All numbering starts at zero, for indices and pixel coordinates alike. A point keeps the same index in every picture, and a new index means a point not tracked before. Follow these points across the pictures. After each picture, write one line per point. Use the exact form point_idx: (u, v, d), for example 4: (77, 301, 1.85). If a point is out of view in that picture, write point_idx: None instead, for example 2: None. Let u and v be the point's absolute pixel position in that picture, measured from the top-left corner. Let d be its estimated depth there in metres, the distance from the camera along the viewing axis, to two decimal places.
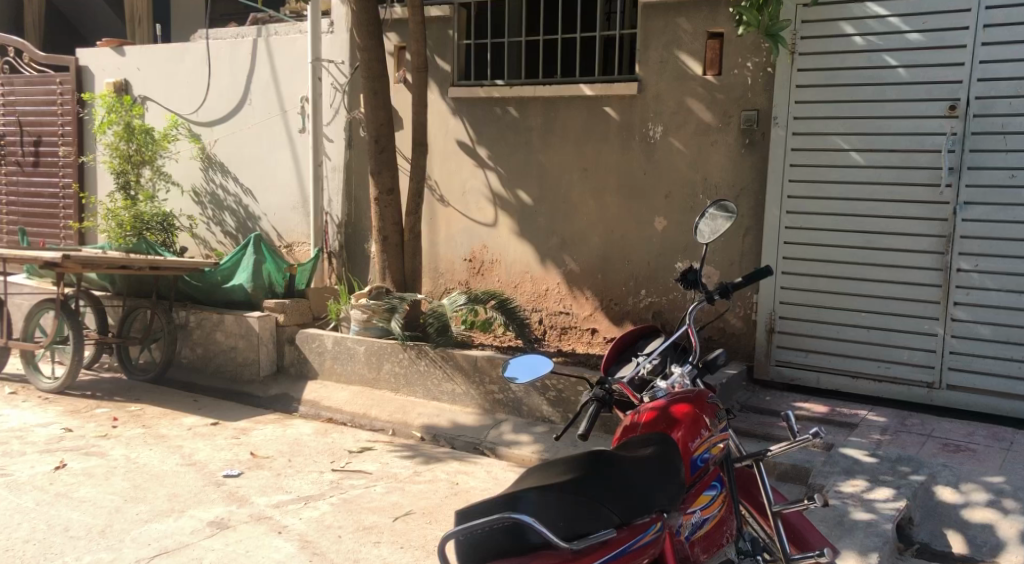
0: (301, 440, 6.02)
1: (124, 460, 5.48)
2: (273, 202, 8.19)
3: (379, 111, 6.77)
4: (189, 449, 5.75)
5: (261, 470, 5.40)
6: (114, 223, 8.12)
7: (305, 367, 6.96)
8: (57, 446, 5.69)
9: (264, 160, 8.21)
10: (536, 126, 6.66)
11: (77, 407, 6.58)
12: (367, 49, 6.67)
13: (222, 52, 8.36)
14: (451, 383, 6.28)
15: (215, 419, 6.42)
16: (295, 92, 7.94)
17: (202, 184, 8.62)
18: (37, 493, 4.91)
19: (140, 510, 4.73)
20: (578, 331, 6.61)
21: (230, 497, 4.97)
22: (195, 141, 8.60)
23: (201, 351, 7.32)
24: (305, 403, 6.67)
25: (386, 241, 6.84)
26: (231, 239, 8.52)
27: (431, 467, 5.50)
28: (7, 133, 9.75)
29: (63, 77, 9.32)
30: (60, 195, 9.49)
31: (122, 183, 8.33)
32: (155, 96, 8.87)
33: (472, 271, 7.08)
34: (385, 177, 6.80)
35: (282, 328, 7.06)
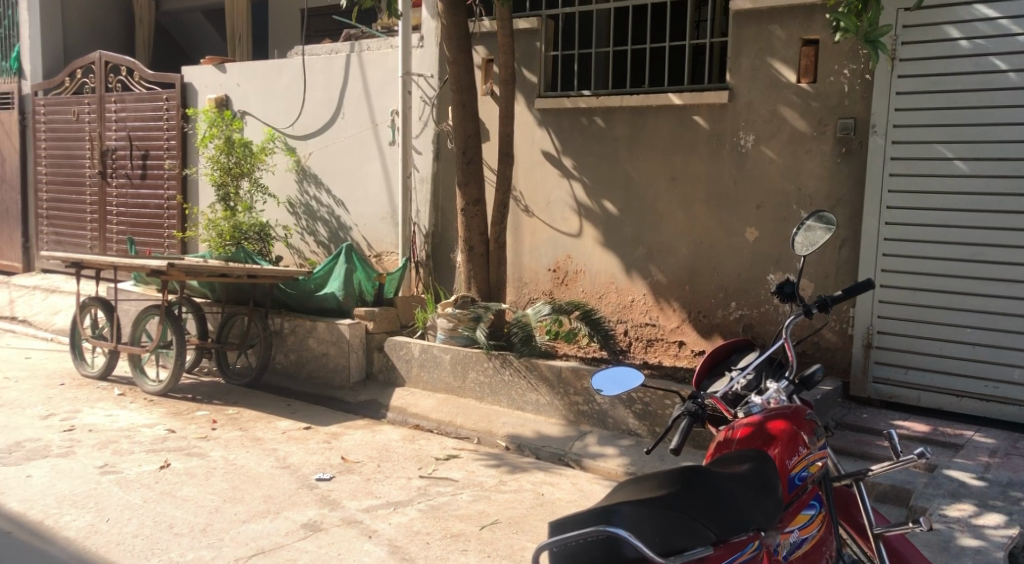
0: (389, 445, 6.13)
1: (223, 461, 5.67)
2: (363, 212, 8.38)
3: (467, 123, 6.86)
4: (284, 452, 5.91)
5: (352, 475, 5.52)
6: (215, 232, 8.45)
7: (393, 374, 7.10)
8: (161, 446, 5.93)
9: (355, 172, 8.41)
10: (622, 136, 6.64)
11: (179, 409, 6.84)
12: (457, 63, 6.77)
13: (316, 67, 8.60)
14: (535, 393, 6.31)
15: (307, 423, 6.58)
16: (386, 105, 8.12)
17: (297, 195, 8.85)
18: (143, 491, 5.12)
19: (239, 510, 4.89)
20: (664, 343, 6.55)
21: (322, 501, 5.09)
22: (290, 154, 8.86)
23: (294, 357, 7.54)
24: (393, 409, 6.78)
25: (472, 252, 6.91)
26: (324, 248, 8.73)
27: (517, 477, 5.52)
28: (119, 148, 10.24)
29: (170, 93, 9.73)
30: (165, 206, 9.89)
31: (222, 195, 8.56)
32: (253, 110, 9.18)
33: (556, 281, 7.09)
34: (472, 188, 6.88)
35: (371, 335, 7.25)
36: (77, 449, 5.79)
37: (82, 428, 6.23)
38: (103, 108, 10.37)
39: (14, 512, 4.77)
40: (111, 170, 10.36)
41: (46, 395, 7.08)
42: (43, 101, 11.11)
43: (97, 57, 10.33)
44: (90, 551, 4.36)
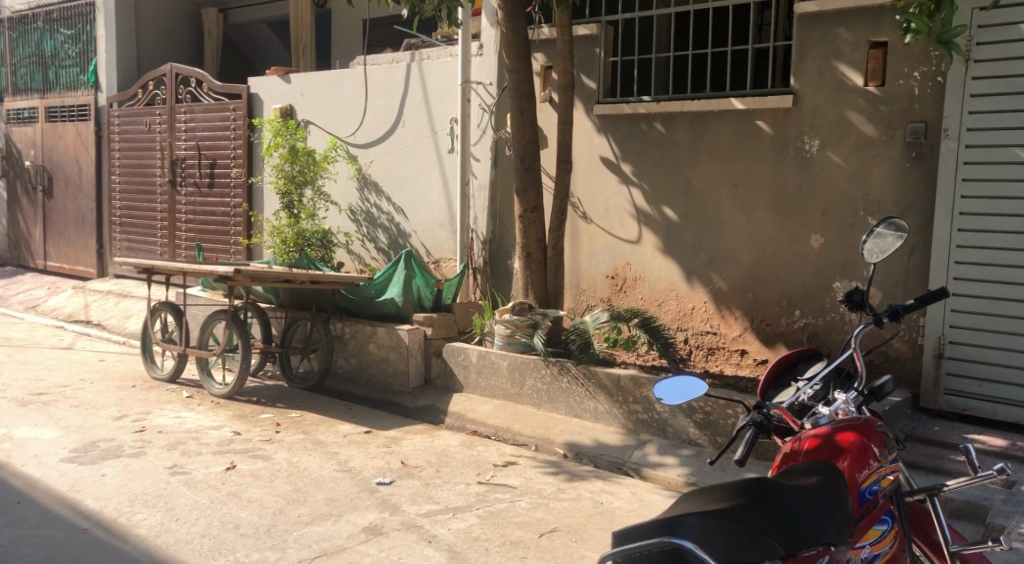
0: (448, 451, 6.16)
1: (287, 464, 5.76)
2: (423, 219, 8.45)
3: (526, 130, 6.87)
4: (345, 455, 5.99)
5: (412, 479, 5.56)
6: (279, 239, 8.61)
7: (451, 381, 7.14)
8: (228, 448, 6.04)
9: (415, 180, 8.48)
10: (683, 141, 6.58)
11: (244, 412, 6.96)
12: (516, 70, 6.79)
13: (378, 77, 8.71)
14: (593, 400, 6.28)
15: (367, 427, 6.65)
16: (446, 113, 8.18)
17: (359, 203, 8.95)
18: (210, 491, 5.23)
19: (302, 513, 4.96)
20: (725, 352, 6.47)
21: (382, 505, 5.13)
22: (352, 162, 8.98)
23: (355, 362, 7.64)
24: (451, 415, 6.82)
25: (529, 258, 6.92)
26: (384, 255, 8.82)
27: (576, 485, 5.50)
28: (188, 157, 10.50)
29: (237, 103, 9.94)
30: (231, 214, 10.09)
31: (286, 202, 8.71)
32: (316, 120, 9.32)
33: (615, 288, 7.06)
34: (530, 195, 6.88)
35: (430, 341, 7.30)
36: (148, 450, 5.94)
37: (153, 429, 6.39)
38: (173, 119, 10.65)
39: (88, 510, 4.91)
40: (180, 179, 10.62)
41: (119, 396, 7.29)
42: (117, 113, 11.46)
43: (169, 69, 10.62)
44: (160, 550, 4.46)
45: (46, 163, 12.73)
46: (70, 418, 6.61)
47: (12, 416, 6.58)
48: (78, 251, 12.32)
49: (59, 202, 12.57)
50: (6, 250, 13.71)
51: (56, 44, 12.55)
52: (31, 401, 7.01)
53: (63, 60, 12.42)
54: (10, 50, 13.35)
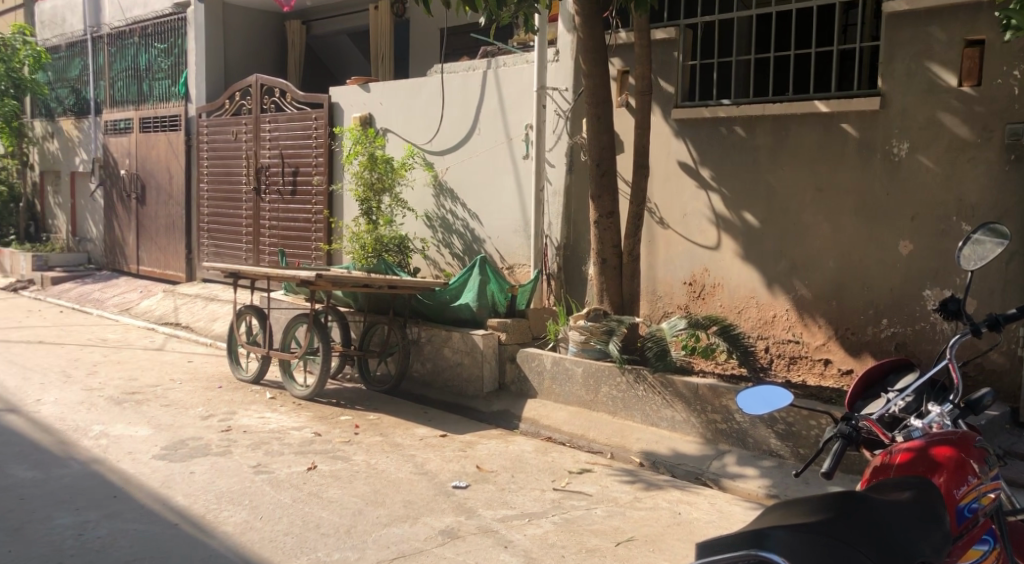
0: (523, 456, 6.16)
1: (365, 465, 5.83)
2: (498, 225, 8.46)
3: (602, 135, 6.83)
4: (422, 458, 6.03)
5: (487, 484, 5.56)
6: (358, 245, 8.74)
7: (526, 387, 7.13)
8: (309, 448, 6.15)
9: (490, 187, 8.52)
10: (765, 145, 6.45)
11: (324, 414, 7.07)
12: (593, 75, 6.76)
13: (454, 85, 8.78)
14: (670, 409, 6.20)
15: (442, 431, 6.69)
16: (522, 120, 8.20)
17: (435, 209, 9.03)
18: (292, 491, 5.32)
19: (381, 514, 5.01)
20: (809, 361, 6.32)
21: (458, 508, 5.15)
22: (429, 169, 9.05)
23: (430, 366, 7.70)
24: (526, 421, 6.82)
25: (605, 264, 6.88)
26: (459, 260, 8.87)
27: (653, 494, 5.43)
28: (272, 165, 10.76)
29: (318, 112, 10.15)
30: (312, 219, 10.29)
31: (365, 209, 8.84)
32: (394, 128, 9.44)
33: (693, 295, 6.96)
34: (606, 201, 6.85)
35: (504, 346, 7.32)
36: (233, 449, 6.08)
37: (238, 429, 6.54)
38: (258, 128, 10.93)
39: (178, 506, 5.04)
40: (264, 186, 10.89)
41: (205, 397, 7.48)
42: (206, 123, 11.82)
43: (255, 80, 10.92)
44: (246, 546, 4.55)
45: (140, 172, 13.20)
46: (161, 416, 6.81)
47: (107, 413, 6.81)
48: (168, 255, 12.74)
49: (151, 209, 13.02)
50: (101, 254, 14.26)
51: (150, 58, 13.02)
52: (125, 400, 7.25)
53: (156, 73, 12.88)
54: (108, 64, 13.89)
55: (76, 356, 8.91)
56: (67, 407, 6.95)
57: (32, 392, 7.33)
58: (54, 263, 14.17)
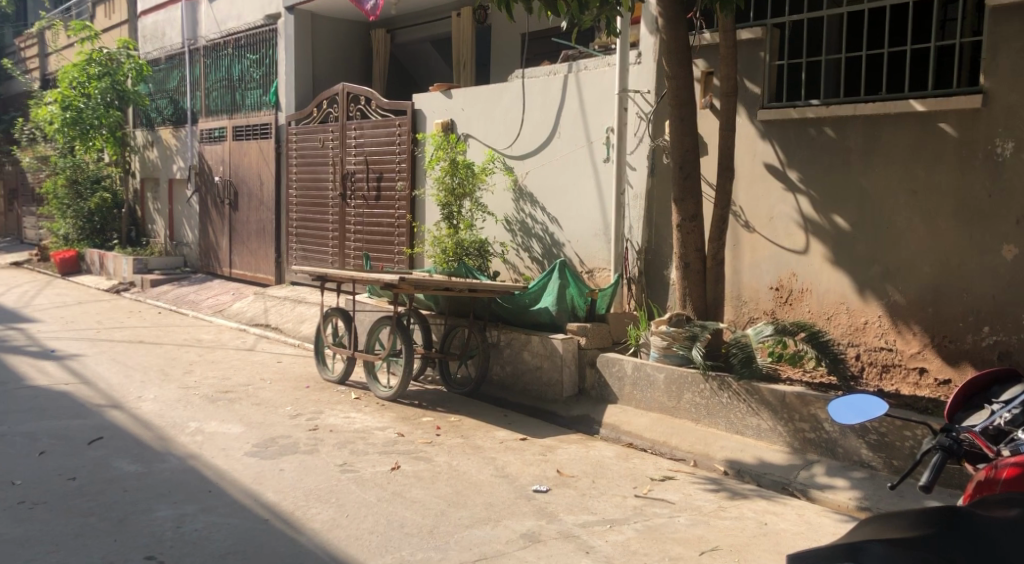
0: (605, 462, 6.10)
1: (447, 466, 5.86)
2: (578, 229, 8.42)
3: (686, 137, 6.74)
4: (503, 461, 6.04)
5: (568, 489, 5.53)
6: (440, 249, 8.82)
7: (606, 392, 7.06)
8: (393, 448, 6.22)
9: (571, 191, 8.48)
10: (856, 146, 6.26)
11: (406, 415, 7.14)
12: (676, 77, 6.69)
13: (535, 89, 8.79)
14: (756, 417, 6.06)
15: (523, 434, 6.69)
16: (603, 123, 8.15)
17: (514, 214, 9.05)
18: (377, 490, 5.39)
19: (463, 515, 5.03)
20: (902, 370, 6.11)
21: (540, 512, 5.13)
22: (509, 174, 9.07)
23: (510, 369, 7.71)
24: (606, 426, 6.75)
25: (688, 269, 6.79)
26: (538, 264, 8.85)
27: (738, 504, 5.32)
28: (357, 171, 10.96)
29: (402, 119, 10.29)
30: (396, 224, 10.44)
31: (446, 213, 8.92)
32: (475, 133, 9.50)
33: (780, 300, 6.79)
34: (689, 204, 6.75)
35: (584, 351, 7.29)
36: (321, 447, 6.19)
37: (324, 428, 6.65)
38: (344, 136, 11.14)
39: (269, 502, 5.16)
40: (349, 192, 11.09)
41: (294, 396, 7.64)
42: (295, 131, 12.11)
43: (341, 89, 11.16)
44: (333, 543, 4.63)
45: (232, 178, 13.60)
46: (252, 414, 6.98)
47: (202, 410, 7.02)
48: (258, 259, 13.10)
49: (243, 215, 13.40)
50: (196, 258, 14.73)
51: (243, 69, 13.41)
52: (218, 398, 7.45)
53: (249, 83, 13.26)
54: (204, 75, 14.35)
55: (174, 355, 9.21)
56: (165, 403, 7.19)
57: (133, 388, 7.60)
58: (153, 266, 14.69)
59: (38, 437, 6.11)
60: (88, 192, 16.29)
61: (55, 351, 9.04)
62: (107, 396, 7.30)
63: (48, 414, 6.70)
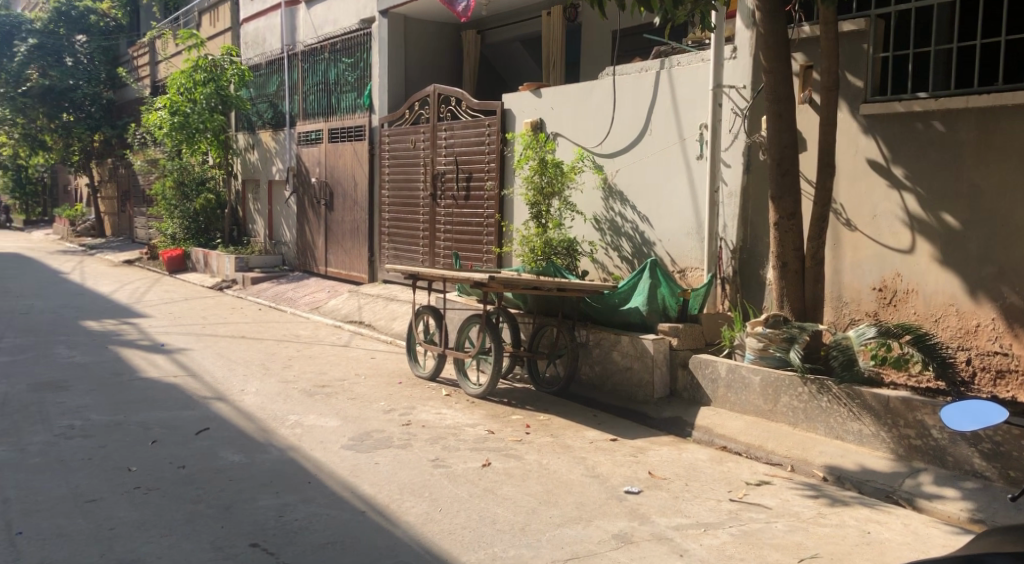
0: (697, 465, 5.98)
1: (538, 465, 5.85)
2: (669, 227, 8.30)
3: (784, 134, 6.55)
4: (594, 461, 5.99)
5: (661, 491, 5.44)
6: (528, 248, 8.81)
7: (698, 393, 6.95)
8: (484, 445, 6.24)
9: (662, 189, 8.36)
10: (969, 141, 5.99)
11: (497, 413, 7.16)
12: (774, 72, 6.52)
13: (627, 87, 8.69)
14: (858, 422, 5.86)
15: (613, 435, 6.62)
16: (696, 119, 8.00)
17: (603, 212, 8.97)
18: (469, 485, 5.41)
19: (554, 514, 5.00)
20: (1018, 376, 5.81)
21: (631, 514, 5.06)
22: (599, 172, 8.99)
23: (599, 369, 7.64)
24: (699, 428, 6.63)
25: (786, 269, 6.61)
26: (628, 263, 8.74)
27: (839, 511, 5.14)
28: (447, 172, 11.06)
29: (492, 119, 10.33)
30: (485, 224, 10.49)
31: (534, 212, 8.89)
32: (565, 132, 9.46)
33: (883, 302, 6.53)
34: (787, 201, 6.58)
35: (676, 352, 7.17)
36: (414, 442, 6.25)
37: (417, 424, 6.71)
38: (435, 136, 11.25)
39: (366, 494, 5.23)
40: (440, 192, 11.20)
41: (387, 391, 7.74)
42: (388, 132, 12.31)
43: (433, 90, 11.29)
44: (427, 537, 4.67)
45: (328, 179, 13.90)
46: (347, 409, 7.10)
47: (300, 404, 7.18)
48: (352, 258, 13.35)
49: (338, 215, 13.68)
50: (294, 256, 15.11)
51: (339, 72, 13.68)
52: (316, 392, 7.62)
53: (344, 86, 13.52)
54: (302, 79, 14.69)
55: (273, 350, 9.46)
56: (267, 396, 7.39)
57: (236, 382, 7.84)
58: (254, 265, 15.13)
59: (150, 426, 6.35)
60: (193, 193, 17.04)
61: (164, 345, 9.40)
62: (212, 388, 7.54)
63: (159, 404, 6.97)
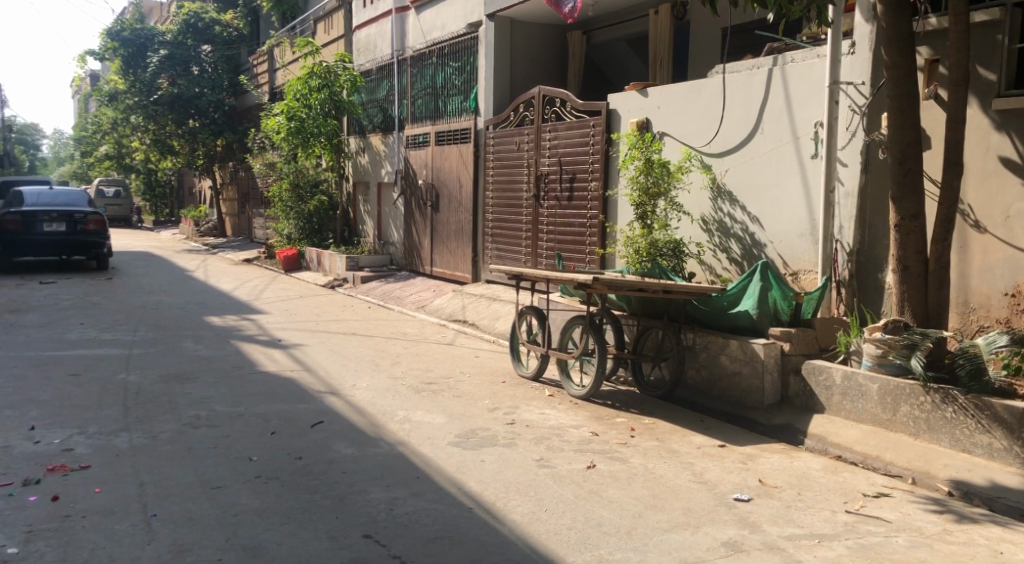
0: (810, 474, 5.78)
1: (644, 469, 5.76)
2: (781, 228, 8.06)
3: (906, 131, 6.26)
4: (702, 466, 5.86)
5: (771, 500, 5.28)
6: (633, 249, 8.69)
7: (811, 400, 6.72)
8: (589, 447, 6.19)
9: (774, 190, 8.13)
10: None
11: (601, 415, 7.09)
12: (897, 66, 6.24)
13: (737, 85, 8.49)
14: (987, 435, 5.58)
15: (722, 441, 6.46)
16: (811, 117, 7.74)
17: (711, 213, 8.78)
18: (574, 487, 5.37)
19: (661, 519, 4.91)
20: None
21: (741, 522, 4.92)
22: (707, 172, 8.81)
23: (706, 374, 7.47)
24: (812, 436, 6.41)
25: (907, 272, 6.34)
26: (737, 266, 8.53)
27: (966, 528, 4.88)
28: (551, 172, 11.06)
29: (597, 120, 10.25)
30: (588, 225, 10.42)
31: (640, 213, 8.79)
32: (672, 131, 9.29)
33: (1015, 308, 6.17)
34: (909, 202, 6.30)
35: (787, 357, 6.94)
36: (518, 442, 6.25)
37: (521, 423, 6.72)
38: (539, 137, 11.26)
39: (472, 491, 5.25)
40: (543, 193, 11.20)
41: (491, 390, 7.78)
42: (492, 134, 12.38)
43: (537, 92, 11.29)
44: (533, 537, 4.66)
45: (434, 181, 14.11)
46: (453, 406, 7.17)
47: (408, 400, 7.29)
48: (457, 258, 13.49)
49: (444, 215, 13.85)
50: (401, 256, 15.39)
51: (446, 76, 13.85)
52: (423, 389, 7.72)
53: (452, 89, 13.69)
54: (411, 84, 14.95)
55: (382, 347, 9.65)
56: (376, 392, 7.53)
57: (347, 377, 8.02)
58: (363, 264, 15.46)
59: (269, 418, 6.56)
60: (308, 195, 17.44)
61: (281, 341, 9.70)
62: (325, 383, 7.74)
63: (276, 397, 7.19)
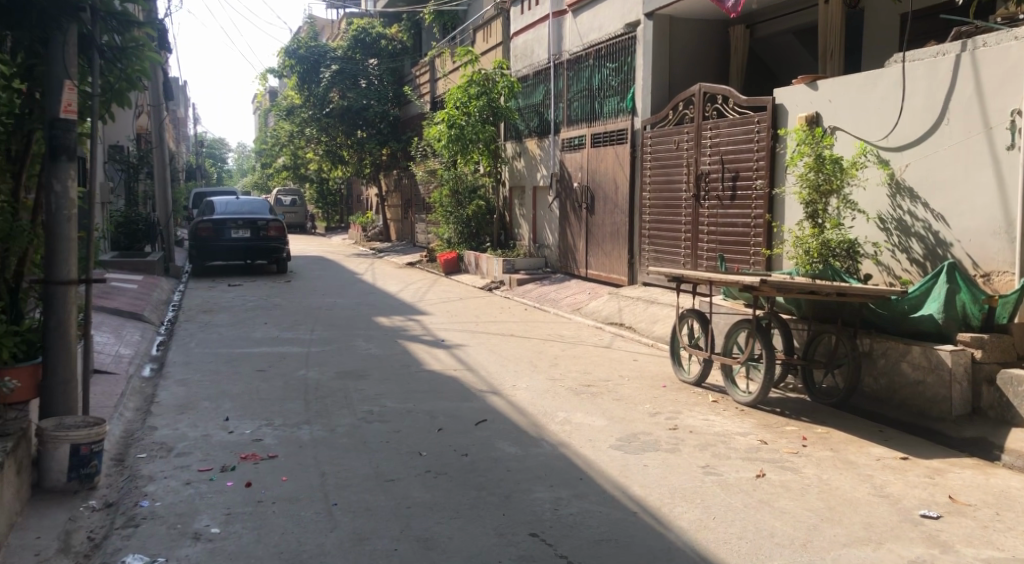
0: (1009, 493, 5.29)
1: (817, 480, 5.43)
2: (970, 226, 7.45)
3: None
4: (882, 479, 5.47)
5: (964, 518, 4.85)
6: (802, 250, 8.23)
7: (1008, 413, 6.18)
8: (758, 455, 5.91)
9: (962, 184, 7.53)
10: None
11: (770, 422, 6.77)
12: None
13: (919, 73, 7.93)
14: None
15: (904, 453, 6.03)
16: (1006, 105, 7.11)
17: (889, 210, 8.24)
18: (744, 495, 5.14)
19: (840, 533, 4.61)
20: None
21: (930, 540, 4.55)
22: (884, 167, 8.27)
23: (885, 382, 6.98)
24: (1010, 452, 5.88)
25: None
26: (919, 267, 7.96)
27: None
28: (713, 171, 10.74)
29: (762, 116, 9.86)
30: (753, 224, 10.03)
31: (810, 212, 8.34)
32: (844, 125, 8.77)
33: None
34: None
35: (979, 366, 6.41)
36: (682, 447, 6.05)
37: (685, 428, 6.51)
38: (700, 136, 10.97)
39: (636, 496, 5.11)
40: (705, 192, 10.90)
41: (653, 394, 7.59)
42: (651, 134, 12.18)
43: (698, 90, 11.01)
44: (702, 544, 4.48)
45: (590, 184, 14.01)
46: (614, 409, 7.05)
47: (568, 401, 7.23)
48: (613, 260, 13.34)
49: (599, 217, 13.72)
50: (557, 259, 15.40)
51: (603, 78, 13.73)
52: (582, 391, 7.64)
53: (608, 90, 13.54)
54: (567, 87, 14.91)
55: (541, 349, 9.64)
56: (537, 393, 7.51)
57: (507, 378, 8.05)
58: (520, 267, 15.57)
59: (435, 415, 6.66)
60: (467, 200, 17.76)
61: (443, 341, 9.87)
62: (486, 383, 7.79)
63: (440, 396, 7.30)
